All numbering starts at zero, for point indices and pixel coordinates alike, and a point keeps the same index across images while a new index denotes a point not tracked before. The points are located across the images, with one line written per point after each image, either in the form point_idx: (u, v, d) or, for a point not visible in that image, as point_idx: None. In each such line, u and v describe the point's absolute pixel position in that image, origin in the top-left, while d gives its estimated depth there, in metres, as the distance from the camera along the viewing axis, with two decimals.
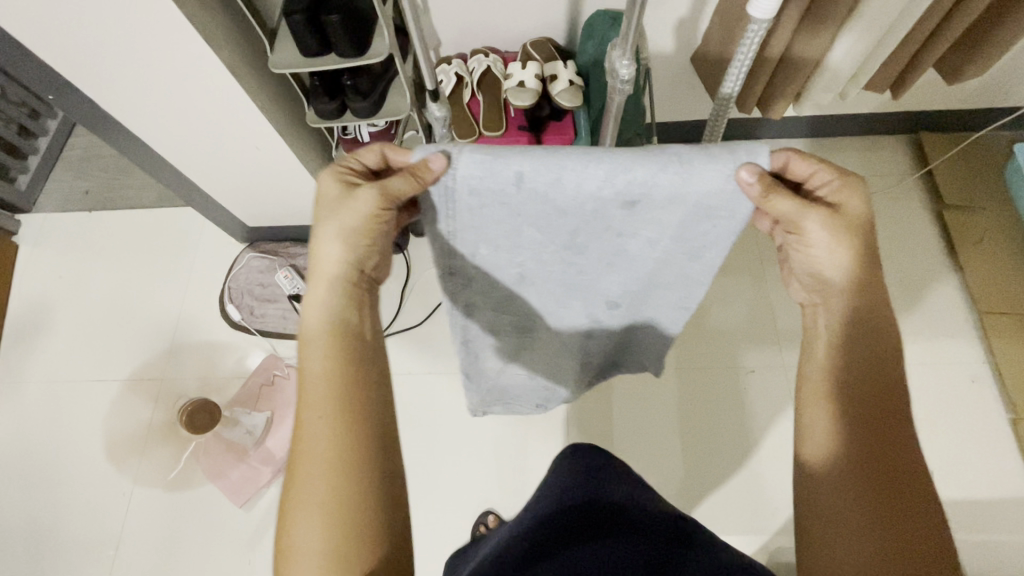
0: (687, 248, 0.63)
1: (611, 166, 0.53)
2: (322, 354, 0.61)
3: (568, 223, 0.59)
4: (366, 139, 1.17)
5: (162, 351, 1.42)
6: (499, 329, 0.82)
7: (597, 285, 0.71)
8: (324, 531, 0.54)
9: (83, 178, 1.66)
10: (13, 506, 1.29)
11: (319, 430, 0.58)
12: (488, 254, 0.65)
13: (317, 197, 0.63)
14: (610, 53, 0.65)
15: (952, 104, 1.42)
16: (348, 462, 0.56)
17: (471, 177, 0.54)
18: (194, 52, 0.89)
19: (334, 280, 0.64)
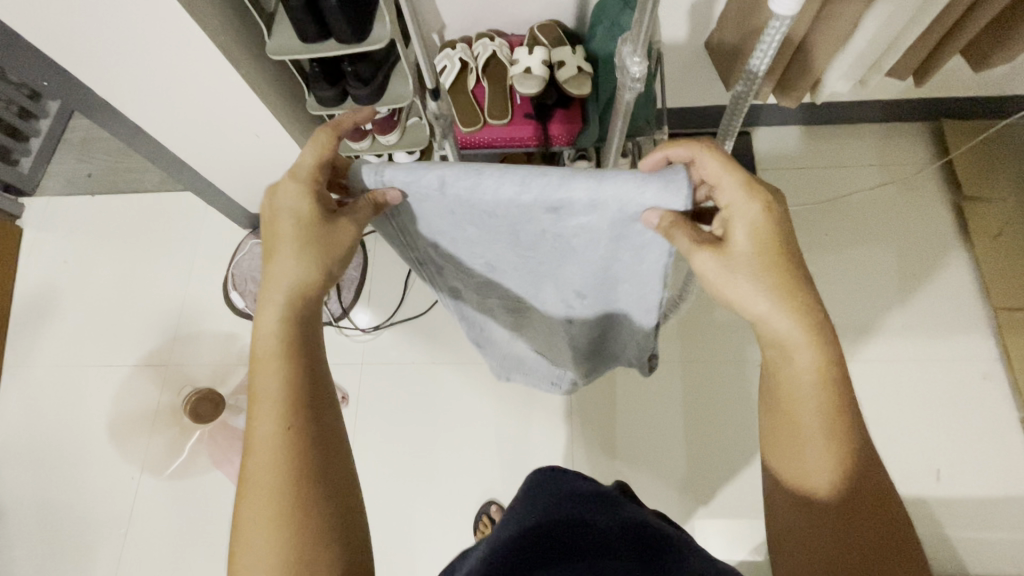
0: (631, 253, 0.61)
1: (525, 175, 0.51)
2: (274, 369, 0.55)
3: (502, 223, 0.57)
4: (367, 127, 1.14)
5: (168, 337, 1.43)
6: (489, 307, 0.83)
7: (561, 278, 0.70)
8: (274, 536, 0.50)
9: (85, 161, 1.64)
10: (26, 488, 1.32)
11: (269, 433, 0.53)
12: (449, 244, 0.66)
13: (279, 208, 0.58)
14: (620, 47, 0.61)
15: (979, 90, 1.36)
16: (296, 467, 0.52)
17: (397, 182, 0.53)
18: (189, 38, 0.86)
19: (293, 299, 0.58)
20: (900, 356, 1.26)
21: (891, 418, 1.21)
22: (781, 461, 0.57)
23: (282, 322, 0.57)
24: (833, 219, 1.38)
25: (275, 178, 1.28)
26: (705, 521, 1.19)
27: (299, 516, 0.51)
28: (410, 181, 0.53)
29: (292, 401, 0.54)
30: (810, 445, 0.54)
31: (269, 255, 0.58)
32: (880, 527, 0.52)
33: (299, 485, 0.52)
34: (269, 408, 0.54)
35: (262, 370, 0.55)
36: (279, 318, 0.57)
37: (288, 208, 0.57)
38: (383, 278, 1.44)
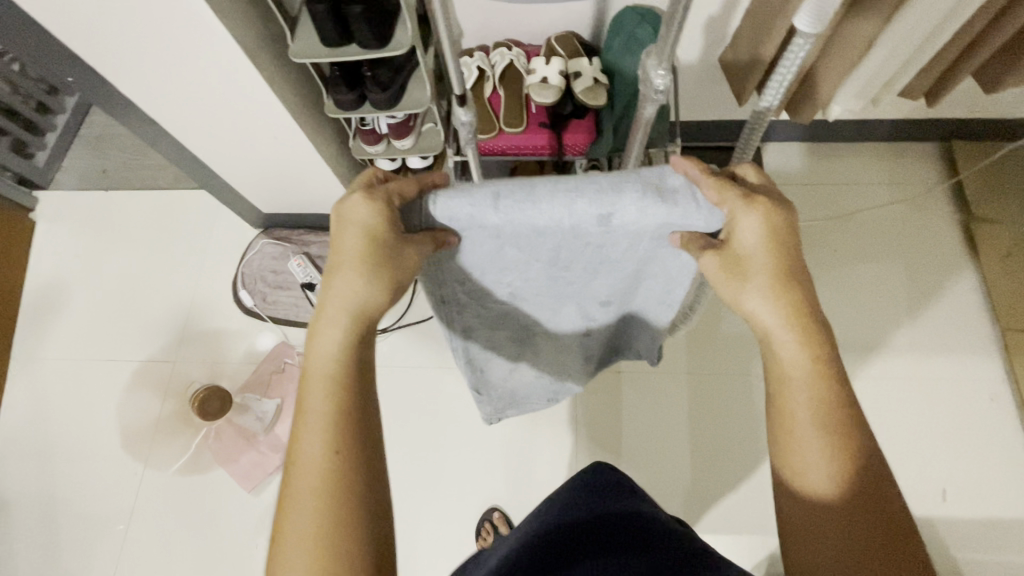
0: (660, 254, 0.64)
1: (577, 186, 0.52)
2: (323, 393, 0.56)
3: (548, 241, 0.57)
4: (384, 131, 1.16)
5: (176, 334, 1.43)
6: (497, 341, 0.83)
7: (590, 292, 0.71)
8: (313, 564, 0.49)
9: (100, 157, 1.66)
10: (29, 480, 1.32)
11: (315, 455, 0.53)
12: (480, 273, 0.65)
13: (345, 220, 0.57)
14: (643, 59, 0.61)
15: (989, 112, 1.37)
16: (337, 491, 0.52)
17: (452, 210, 0.54)
18: (214, 39, 0.88)
19: (344, 317, 0.58)
20: (907, 375, 1.26)
21: (897, 436, 1.21)
22: (783, 463, 0.57)
23: (337, 346, 0.58)
24: (842, 236, 1.39)
25: (289, 179, 1.29)
26: (707, 534, 1.18)
27: (336, 541, 0.50)
28: (473, 209, 0.53)
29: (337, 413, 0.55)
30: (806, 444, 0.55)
31: (330, 268, 0.58)
32: (881, 527, 0.51)
33: (341, 509, 0.52)
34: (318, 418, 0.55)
35: (314, 385, 0.57)
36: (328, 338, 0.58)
37: (359, 222, 0.56)
38: None
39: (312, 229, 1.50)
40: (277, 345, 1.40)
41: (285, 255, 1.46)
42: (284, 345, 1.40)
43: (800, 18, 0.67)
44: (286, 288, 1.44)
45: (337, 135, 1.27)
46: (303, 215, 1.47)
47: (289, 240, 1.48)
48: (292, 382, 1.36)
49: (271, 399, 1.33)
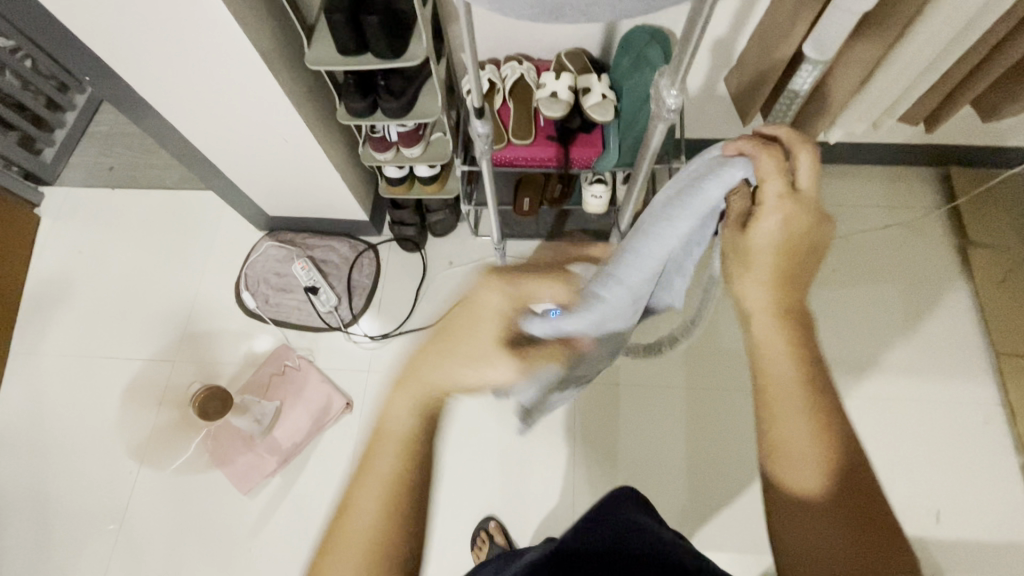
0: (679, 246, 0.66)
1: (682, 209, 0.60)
2: (391, 456, 0.59)
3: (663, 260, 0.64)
4: (393, 139, 1.17)
5: (177, 333, 1.43)
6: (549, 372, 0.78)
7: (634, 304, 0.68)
8: None
9: (107, 155, 1.67)
10: (22, 476, 1.31)
11: (366, 517, 0.57)
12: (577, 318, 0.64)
13: (476, 311, 0.60)
14: (656, 81, 0.64)
15: (986, 140, 1.40)
16: (382, 550, 0.56)
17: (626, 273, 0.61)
18: (233, 43, 0.89)
19: (433, 385, 0.60)
20: (903, 395, 1.27)
21: (893, 456, 1.22)
22: (771, 458, 0.57)
23: (406, 408, 0.60)
24: (841, 256, 1.41)
25: (297, 183, 1.31)
26: (702, 549, 1.19)
27: None
28: (645, 252, 0.61)
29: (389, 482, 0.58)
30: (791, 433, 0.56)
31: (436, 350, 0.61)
32: (864, 520, 0.53)
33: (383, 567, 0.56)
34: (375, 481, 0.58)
35: (385, 445, 0.59)
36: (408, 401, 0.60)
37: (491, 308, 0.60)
38: (394, 288, 1.46)
39: (317, 233, 1.51)
40: (277, 347, 1.40)
41: (289, 258, 1.47)
42: (285, 348, 1.40)
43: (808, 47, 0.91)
44: (289, 291, 1.44)
45: (347, 141, 1.29)
46: (308, 219, 1.48)
47: (293, 243, 1.49)
48: (292, 385, 1.36)
49: (270, 402, 1.32)
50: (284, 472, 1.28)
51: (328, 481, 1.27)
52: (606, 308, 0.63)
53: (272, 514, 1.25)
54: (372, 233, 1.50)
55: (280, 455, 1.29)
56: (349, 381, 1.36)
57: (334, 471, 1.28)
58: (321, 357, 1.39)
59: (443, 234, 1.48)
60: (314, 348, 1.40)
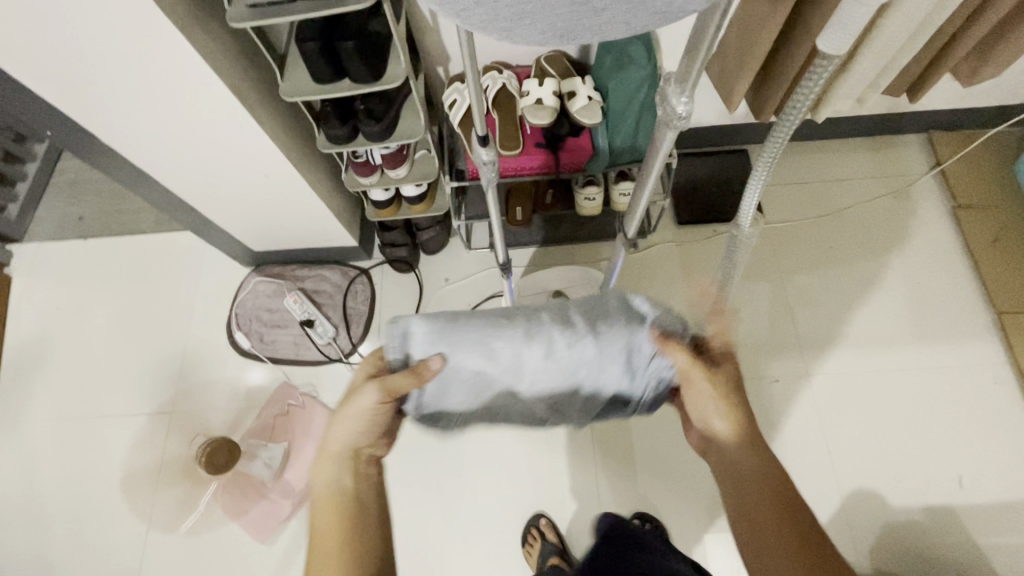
0: (620, 330, 0.65)
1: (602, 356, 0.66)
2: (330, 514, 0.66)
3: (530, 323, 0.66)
4: (377, 162, 1.14)
5: (170, 383, 1.38)
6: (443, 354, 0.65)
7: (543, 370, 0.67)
8: (338, 573, 0.62)
9: (74, 204, 1.60)
10: (22, 553, 1.24)
11: (325, 568, 0.62)
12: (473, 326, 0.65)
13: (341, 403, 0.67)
14: (662, 85, 0.62)
15: (963, 104, 1.42)
16: (350, 569, 0.63)
17: (589, 339, 0.65)
18: (203, 82, 0.85)
19: (342, 455, 0.68)
20: (911, 366, 1.27)
21: (909, 426, 1.22)
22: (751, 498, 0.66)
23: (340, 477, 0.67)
24: (833, 231, 1.40)
25: (279, 216, 1.26)
26: (735, 544, 1.16)
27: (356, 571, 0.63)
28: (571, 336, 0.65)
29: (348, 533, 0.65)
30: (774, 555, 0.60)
31: (332, 423, 0.68)
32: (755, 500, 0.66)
33: (354, 565, 0.63)
34: (333, 564, 0.63)
35: (316, 549, 0.64)
36: (318, 479, 0.67)
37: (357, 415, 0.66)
38: (393, 311, 1.42)
39: (305, 263, 1.47)
40: (278, 387, 1.35)
41: (280, 292, 1.43)
42: (286, 386, 1.35)
43: (825, 38, 0.72)
44: (283, 327, 1.40)
45: (328, 168, 1.24)
46: (294, 251, 1.44)
47: (282, 277, 1.45)
48: (299, 423, 1.31)
49: (277, 443, 1.28)
50: (301, 515, 1.24)
51: None
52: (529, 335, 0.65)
53: (293, 560, 1.20)
54: (362, 257, 1.46)
55: (295, 497, 1.25)
56: None
57: None
58: (324, 391, 1.35)
59: (434, 251, 1.45)
60: (316, 382, 1.36)
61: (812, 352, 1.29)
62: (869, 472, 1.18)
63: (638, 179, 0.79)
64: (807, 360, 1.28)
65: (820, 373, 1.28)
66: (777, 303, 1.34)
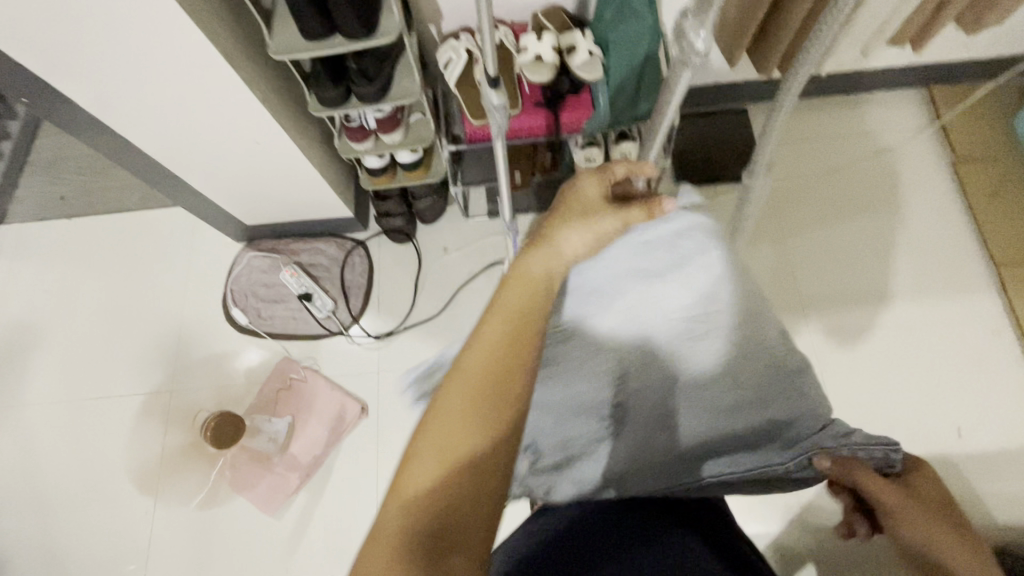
0: (710, 404, 0.70)
1: (728, 411, 0.69)
2: (461, 399, 0.54)
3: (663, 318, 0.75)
4: (372, 126, 1.10)
5: (169, 362, 1.36)
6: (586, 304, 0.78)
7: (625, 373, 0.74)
8: (436, 475, 0.51)
9: (55, 183, 1.54)
10: (29, 535, 1.24)
11: (427, 464, 0.52)
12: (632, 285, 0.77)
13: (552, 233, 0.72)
14: (677, 21, 0.59)
15: (964, 57, 1.40)
16: (457, 472, 0.52)
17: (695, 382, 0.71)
18: (188, 41, 0.81)
19: (508, 330, 0.58)
20: (910, 322, 1.28)
21: (909, 380, 1.23)
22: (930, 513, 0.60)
23: (484, 355, 0.57)
24: (832, 191, 1.39)
25: (272, 187, 1.23)
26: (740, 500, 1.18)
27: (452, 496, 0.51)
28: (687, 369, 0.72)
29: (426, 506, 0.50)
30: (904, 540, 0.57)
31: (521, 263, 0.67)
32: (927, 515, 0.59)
33: (454, 483, 0.51)
34: (435, 457, 0.52)
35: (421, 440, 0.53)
36: (451, 392, 0.55)
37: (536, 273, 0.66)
38: (392, 282, 1.40)
39: (300, 237, 1.43)
40: (279, 361, 1.34)
41: (275, 266, 1.40)
42: (287, 360, 1.33)
43: None
44: (281, 302, 1.38)
45: (320, 135, 1.20)
46: (288, 224, 1.40)
47: (277, 251, 1.42)
48: (302, 397, 1.30)
49: (282, 418, 1.27)
50: (309, 488, 1.24)
51: (355, 490, 1.23)
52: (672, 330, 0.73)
53: (303, 532, 1.21)
54: (358, 229, 1.43)
55: (303, 470, 1.25)
56: (360, 385, 1.31)
57: (359, 479, 1.24)
58: (326, 364, 1.34)
59: (431, 221, 1.42)
60: (318, 356, 1.34)
61: (814, 310, 1.29)
62: (868, 427, 1.20)
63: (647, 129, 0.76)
64: (809, 319, 1.29)
65: (823, 331, 1.28)
66: (779, 263, 1.34)
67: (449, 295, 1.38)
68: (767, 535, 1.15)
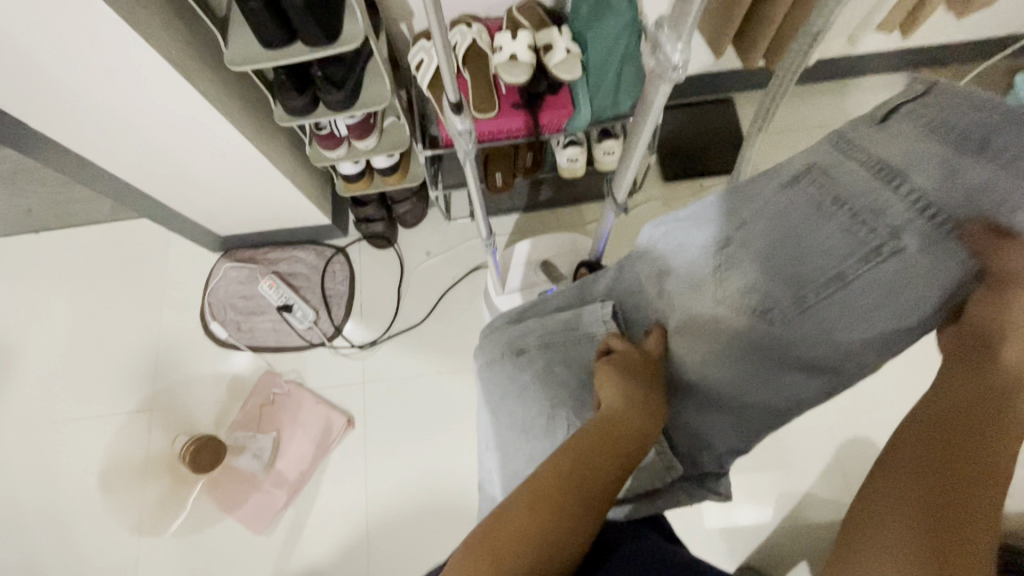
0: (932, 261, 0.45)
1: (950, 261, 0.45)
2: (570, 465, 0.50)
3: (805, 274, 0.50)
4: (343, 133, 1.05)
5: (147, 380, 1.32)
6: (765, 285, 0.52)
7: (785, 333, 0.51)
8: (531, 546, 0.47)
9: (20, 195, 1.48)
10: (13, 562, 1.21)
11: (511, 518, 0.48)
12: (711, 296, 0.56)
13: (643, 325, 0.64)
14: (656, 27, 0.56)
15: (952, 37, 1.36)
16: (548, 544, 0.47)
17: (925, 260, 0.46)
18: (137, 54, 0.76)
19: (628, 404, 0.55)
20: None
21: (899, 370, 1.23)
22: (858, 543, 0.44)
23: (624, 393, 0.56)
24: None
25: (245, 199, 1.18)
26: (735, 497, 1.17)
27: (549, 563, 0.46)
28: (860, 287, 0.48)
29: (554, 541, 0.47)
30: (893, 524, 0.43)
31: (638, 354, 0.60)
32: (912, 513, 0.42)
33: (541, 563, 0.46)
34: (536, 535, 0.47)
35: (517, 510, 0.49)
36: (607, 405, 0.55)
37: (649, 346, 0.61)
38: (374, 290, 1.36)
39: (277, 245, 1.39)
40: (262, 375, 1.30)
41: (253, 277, 1.36)
42: (269, 374, 1.30)
43: None
44: (260, 314, 1.34)
45: (291, 143, 1.16)
46: (265, 232, 1.36)
47: (253, 261, 1.37)
48: (285, 411, 1.27)
49: (266, 434, 1.25)
50: (297, 504, 1.22)
51: (343, 502, 1.22)
52: (819, 289, 0.49)
53: (292, 549, 1.19)
54: (337, 235, 1.39)
55: (290, 487, 1.23)
56: (345, 396, 1.29)
57: (348, 493, 1.22)
58: (310, 377, 1.31)
59: (412, 225, 1.39)
60: (300, 368, 1.31)
61: None
62: (859, 420, 1.20)
63: (629, 139, 0.74)
64: None
65: None
66: None
67: (433, 301, 1.34)
68: (757, 529, 1.15)
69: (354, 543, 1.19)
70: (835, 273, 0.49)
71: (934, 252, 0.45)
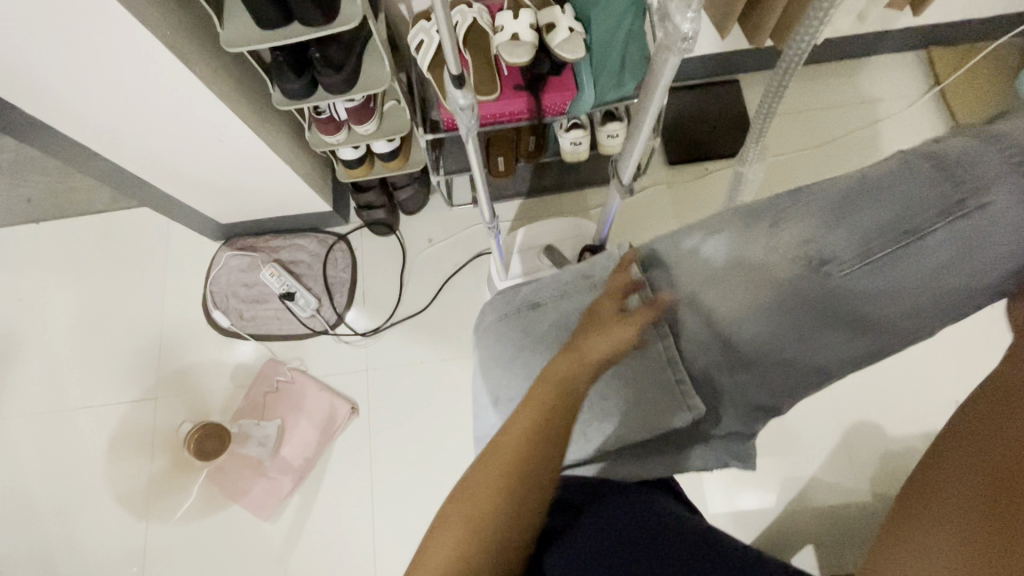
0: (989, 224, 0.58)
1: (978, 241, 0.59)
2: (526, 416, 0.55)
3: (870, 238, 0.63)
4: (342, 117, 1.04)
5: (151, 369, 1.32)
6: (812, 234, 0.66)
7: (842, 281, 0.64)
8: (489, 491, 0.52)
9: (19, 185, 1.47)
10: (23, 549, 1.22)
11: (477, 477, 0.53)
12: (795, 239, 0.66)
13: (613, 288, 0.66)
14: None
15: (963, 14, 1.33)
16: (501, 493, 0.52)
17: (994, 227, 0.58)
18: (133, 38, 0.74)
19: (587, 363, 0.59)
20: None
21: (906, 354, 1.21)
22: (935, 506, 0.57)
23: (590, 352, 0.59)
24: (829, 161, 1.35)
25: (244, 186, 1.17)
26: (741, 481, 1.17)
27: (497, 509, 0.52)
28: (923, 248, 0.60)
29: (511, 485, 0.52)
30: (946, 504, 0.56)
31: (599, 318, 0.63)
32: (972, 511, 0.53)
33: (496, 510, 0.52)
34: (488, 482, 0.52)
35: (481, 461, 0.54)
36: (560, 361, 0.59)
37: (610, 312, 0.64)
38: (377, 277, 1.35)
39: (278, 232, 1.38)
40: (265, 363, 1.30)
41: (254, 265, 1.36)
42: (272, 363, 1.30)
43: None
44: (262, 302, 1.34)
45: (290, 128, 1.14)
46: (266, 220, 1.35)
47: (255, 249, 1.37)
48: (289, 400, 1.27)
49: (270, 422, 1.25)
50: (303, 491, 1.22)
51: (348, 489, 1.22)
52: (855, 245, 0.63)
53: (298, 536, 1.20)
54: (338, 222, 1.37)
55: (295, 474, 1.23)
56: (348, 384, 1.29)
57: (353, 480, 1.22)
58: (313, 365, 1.30)
59: (414, 212, 1.37)
60: (304, 356, 1.31)
61: None
62: (865, 404, 1.19)
63: (635, 115, 0.72)
64: None
65: None
66: None
67: (435, 289, 1.34)
68: (762, 514, 1.15)
69: (359, 529, 1.19)
70: (921, 238, 0.61)
71: (988, 226, 0.59)
